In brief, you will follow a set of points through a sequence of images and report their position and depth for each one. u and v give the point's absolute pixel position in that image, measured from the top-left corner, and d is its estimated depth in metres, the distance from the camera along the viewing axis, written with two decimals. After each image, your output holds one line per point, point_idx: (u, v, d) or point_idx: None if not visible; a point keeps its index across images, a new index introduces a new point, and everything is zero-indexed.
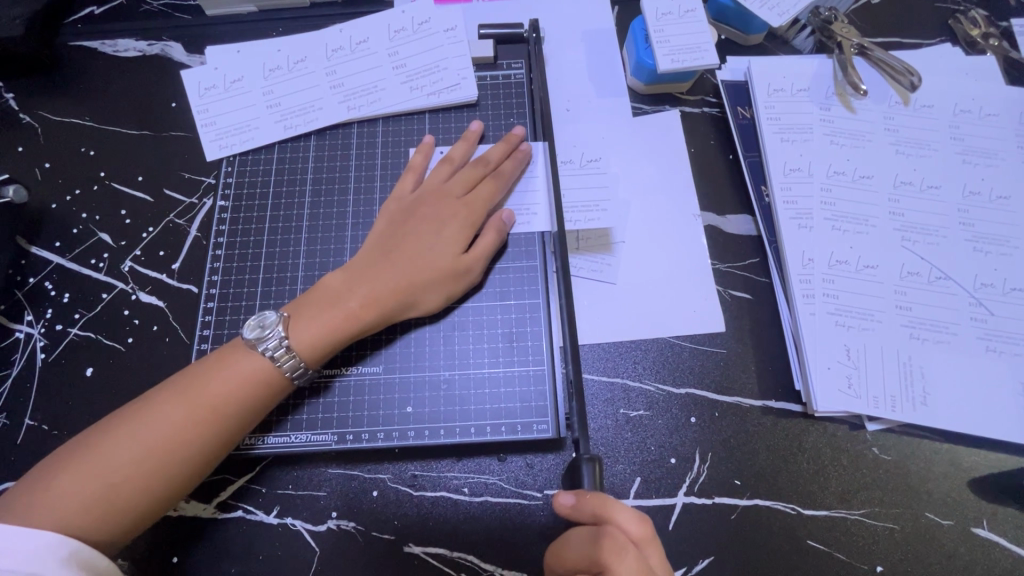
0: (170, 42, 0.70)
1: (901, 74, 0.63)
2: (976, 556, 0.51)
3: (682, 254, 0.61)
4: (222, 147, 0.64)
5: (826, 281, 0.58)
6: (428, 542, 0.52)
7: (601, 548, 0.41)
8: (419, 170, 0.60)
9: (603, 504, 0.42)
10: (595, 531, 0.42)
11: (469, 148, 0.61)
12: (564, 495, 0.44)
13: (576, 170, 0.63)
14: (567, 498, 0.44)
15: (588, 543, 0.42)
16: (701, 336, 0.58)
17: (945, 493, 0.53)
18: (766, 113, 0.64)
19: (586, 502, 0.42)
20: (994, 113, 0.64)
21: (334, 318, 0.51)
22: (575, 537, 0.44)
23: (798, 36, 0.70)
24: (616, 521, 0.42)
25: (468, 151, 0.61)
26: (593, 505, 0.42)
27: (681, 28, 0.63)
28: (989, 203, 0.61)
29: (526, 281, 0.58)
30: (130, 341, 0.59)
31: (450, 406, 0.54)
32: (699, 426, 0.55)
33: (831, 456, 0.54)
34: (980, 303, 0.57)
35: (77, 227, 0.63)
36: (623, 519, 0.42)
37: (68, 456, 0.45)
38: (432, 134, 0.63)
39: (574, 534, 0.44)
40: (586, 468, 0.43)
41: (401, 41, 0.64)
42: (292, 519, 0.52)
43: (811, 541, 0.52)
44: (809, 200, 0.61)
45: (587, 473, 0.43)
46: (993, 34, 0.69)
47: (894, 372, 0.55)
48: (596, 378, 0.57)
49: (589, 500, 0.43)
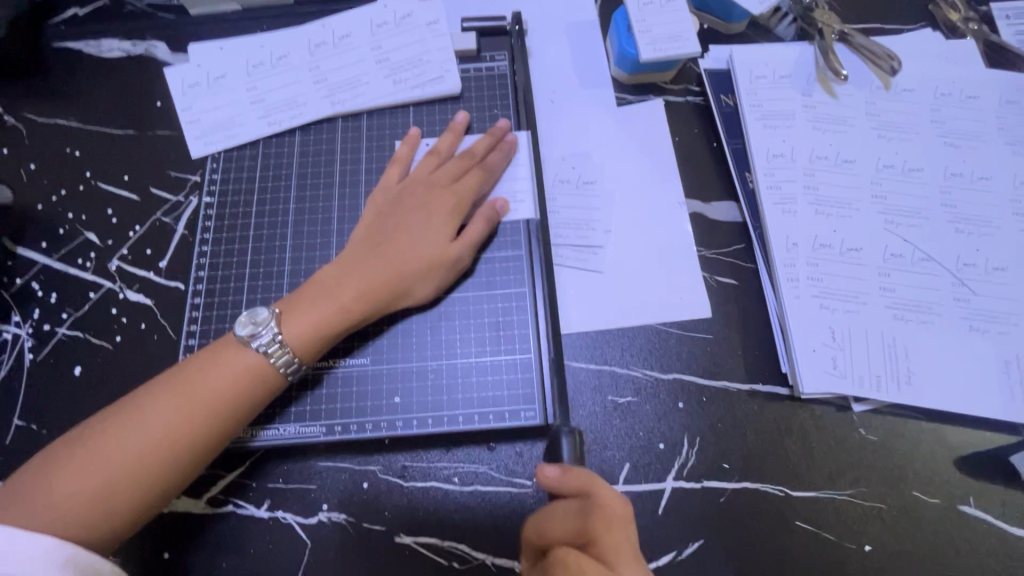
0: (154, 41, 0.70)
1: (882, 58, 0.65)
2: (962, 533, 0.52)
3: (667, 242, 0.61)
4: (207, 145, 0.64)
5: (810, 264, 0.58)
6: (418, 532, 0.52)
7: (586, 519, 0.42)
8: (406, 163, 0.60)
9: (586, 480, 0.44)
10: (579, 506, 0.43)
11: (455, 141, 0.61)
12: (549, 467, 0.45)
13: (568, 190, 0.63)
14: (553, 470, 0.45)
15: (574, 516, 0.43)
16: (687, 322, 0.58)
17: (931, 472, 0.53)
18: (748, 101, 0.65)
19: (572, 477, 0.44)
20: (975, 96, 0.65)
21: (326, 311, 0.51)
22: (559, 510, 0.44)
23: (780, 25, 0.71)
24: (597, 496, 0.43)
25: (454, 143, 0.61)
26: (577, 480, 0.44)
27: (662, 17, 0.63)
28: (971, 184, 0.61)
29: (511, 271, 0.58)
30: (118, 340, 0.59)
31: (438, 396, 0.54)
32: (686, 412, 0.55)
33: (818, 438, 0.54)
34: (963, 283, 0.57)
35: (63, 228, 0.63)
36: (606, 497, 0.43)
37: (60, 458, 0.45)
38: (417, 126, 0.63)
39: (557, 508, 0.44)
40: (566, 439, 0.49)
41: (384, 35, 0.65)
42: (282, 512, 0.53)
43: (800, 522, 0.52)
44: (792, 185, 0.61)
45: (566, 444, 0.49)
46: (972, 17, 0.70)
47: (879, 353, 0.55)
48: (583, 366, 0.57)
49: (577, 477, 0.44)
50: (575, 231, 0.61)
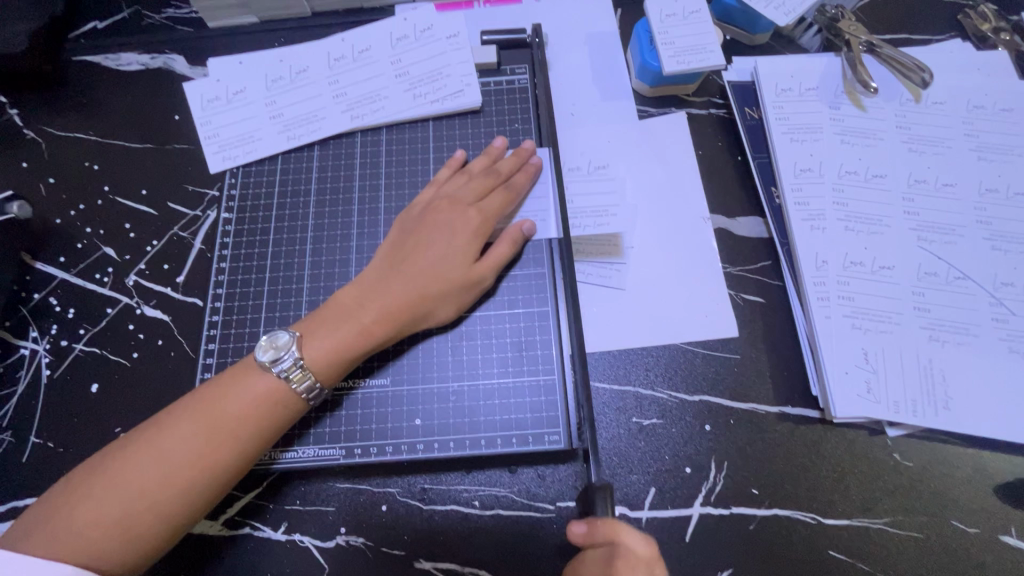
0: (173, 55, 0.70)
1: (912, 70, 0.62)
2: (1004, 565, 0.49)
3: (691, 257, 0.60)
4: (225, 159, 0.63)
5: (841, 283, 0.56)
6: (438, 557, 0.51)
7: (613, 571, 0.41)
8: (442, 183, 0.59)
9: (614, 530, 0.43)
10: (607, 555, 0.42)
11: (489, 163, 0.60)
12: (576, 524, 0.45)
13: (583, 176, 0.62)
14: (576, 526, 0.45)
15: (601, 565, 0.42)
16: (713, 342, 0.57)
17: (970, 500, 0.51)
18: (775, 114, 0.63)
19: (597, 529, 0.43)
20: (1009, 108, 0.63)
21: (347, 334, 0.50)
22: (588, 562, 0.43)
23: (805, 34, 0.69)
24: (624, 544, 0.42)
25: (487, 165, 0.59)
26: (604, 531, 0.43)
27: (686, 29, 0.62)
28: (1006, 200, 0.59)
29: (534, 289, 0.57)
30: (135, 356, 0.58)
31: (459, 418, 0.53)
32: (713, 434, 0.54)
33: (851, 463, 0.53)
34: (1001, 303, 0.55)
35: (81, 242, 0.63)
36: (634, 545, 0.42)
37: (83, 482, 0.44)
38: (461, 148, 0.62)
39: (586, 558, 0.43)
40: (600, 495, 0.44)
41: (404, 48, 0.64)
42: (300, 535, 0.52)
43: (833, 552, 0.50)
44: (821, 201, 0.60)
45: (603, 501, 0.44)
46: (1004, 27, 0.68)
47: (914, 377, 0.53)
48: (607, 387, 0.55)
49: (602, 525, 0.43)
50: (595, 222, 0.59)
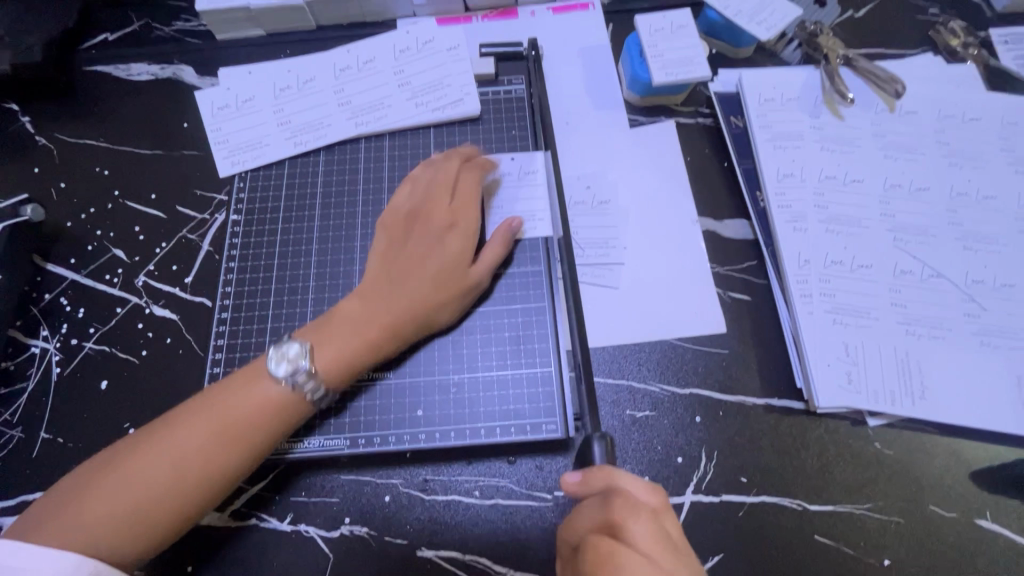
0: (182, 65, 0.73)
1: (887, 82, 0.67)
2: (981, 547, 0.52)
3: (681, 257, 0.63)
4: (235, 164, 0.66)
5: (822, 281, 0.59)
6: (440, 546, 0.52)
7: (612, 512, 0.42)
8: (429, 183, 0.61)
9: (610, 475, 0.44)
10: (605, 499, 0.43)
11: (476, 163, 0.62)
12: (569, 474, 0.45)
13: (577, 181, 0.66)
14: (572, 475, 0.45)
15: (600, 510, 0.43)
16: (702, 337, 0.59)
17: (948, 487, 0.54)
18: (758, 122, 0.67)
19: (593, 475, 0.43)
20: (978, 117, 0.67)
21: (354, 344, 0.52)
22: (583, 511, 0.44)
23: (785, 49, 0.73)
24: (622, 487, 0.43)
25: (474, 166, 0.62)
26: (600, 478, 0.43)
27: (674, 43, 0.66)
28: (976, 203, 0.63)
29: (530, 286, 0.59)
30: (144, 354, 0.60)
31: (460, 409, 0.55)
32: (704, 425, 0.56)
33: (835, 452, 0.55)
34: (973, 299, 0.59)
35: (92, 244, 0.65)
36: (632, 488, 0.43)
37: (98, 474, 0.46)
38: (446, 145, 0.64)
39: (584, 507, 0.44)
40: (596, 444, 0.45)
41: (407, 60, 0.67)
42: (305, 525, 0.53)
43: (818, 536, 0.52)
44: (803, 204, 0.63)
45: (599, 450, 0.45)
46: (972, 43, 0.72)
47: (892, 368, 0.56)
48: (603, 381, 0.58)
49: (597, 474, 0.43)
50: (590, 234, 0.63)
